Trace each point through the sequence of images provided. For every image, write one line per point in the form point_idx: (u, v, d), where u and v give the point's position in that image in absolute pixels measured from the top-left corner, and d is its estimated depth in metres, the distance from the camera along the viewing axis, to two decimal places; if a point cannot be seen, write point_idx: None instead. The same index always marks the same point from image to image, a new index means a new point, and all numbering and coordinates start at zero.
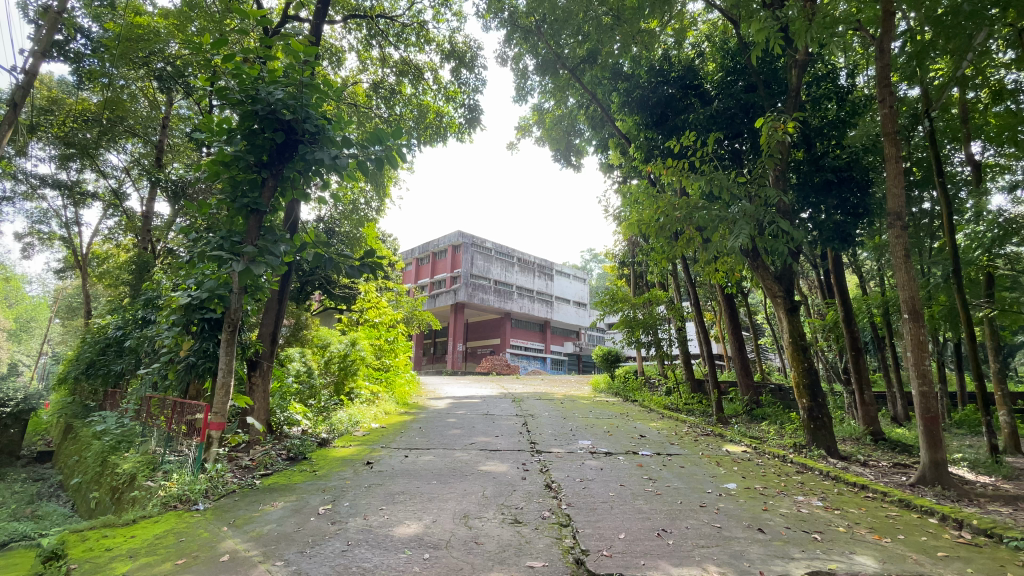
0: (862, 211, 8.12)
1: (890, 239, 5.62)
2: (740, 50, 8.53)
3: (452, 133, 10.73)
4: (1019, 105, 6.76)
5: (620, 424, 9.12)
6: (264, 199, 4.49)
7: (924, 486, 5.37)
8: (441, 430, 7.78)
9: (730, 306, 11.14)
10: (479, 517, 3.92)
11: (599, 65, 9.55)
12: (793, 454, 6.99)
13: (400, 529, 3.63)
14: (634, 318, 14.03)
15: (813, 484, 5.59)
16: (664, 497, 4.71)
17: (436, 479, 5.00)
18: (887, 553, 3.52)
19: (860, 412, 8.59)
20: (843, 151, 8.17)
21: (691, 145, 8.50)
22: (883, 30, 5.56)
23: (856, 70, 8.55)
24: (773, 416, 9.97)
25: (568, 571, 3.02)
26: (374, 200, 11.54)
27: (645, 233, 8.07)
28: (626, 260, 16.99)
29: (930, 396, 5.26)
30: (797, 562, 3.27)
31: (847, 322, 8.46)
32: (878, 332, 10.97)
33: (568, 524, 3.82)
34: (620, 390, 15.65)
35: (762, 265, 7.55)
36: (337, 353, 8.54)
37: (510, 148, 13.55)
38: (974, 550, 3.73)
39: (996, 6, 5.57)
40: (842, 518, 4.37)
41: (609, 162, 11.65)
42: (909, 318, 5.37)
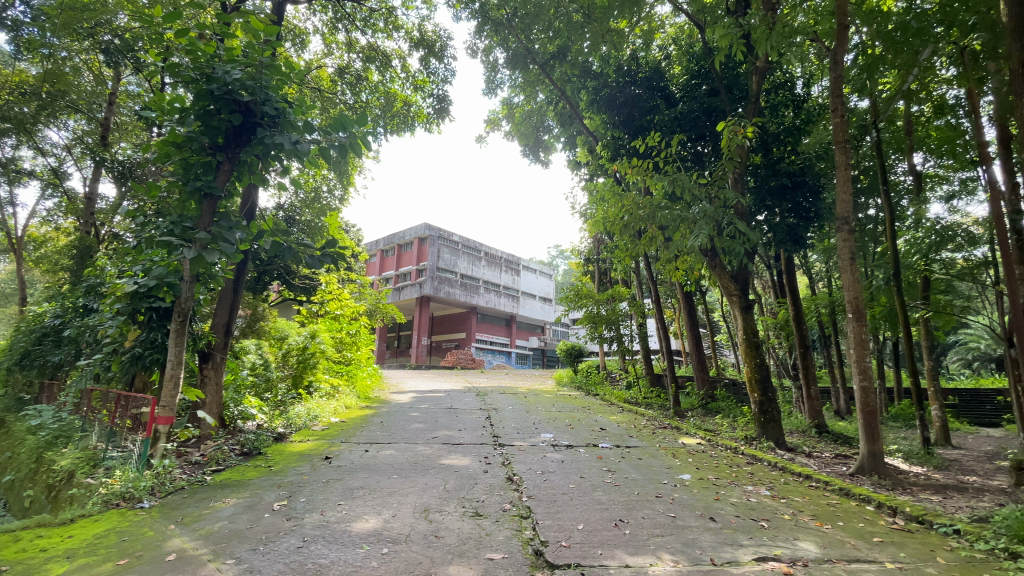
0: (813, 215, 8.54)
1: (838, 242, 5.90)
2: (704, 54, 8.77)
3: (421, 123, 10.62)
4: (958, 120, 7.19)
5: (581, 417, 9.27)
6: (219, 183, 4.29)
7: (862, 476, 5.70)
8: (403, 425, 7.70)
9: (690, 304, 11.48)
10: (439, 510, 3.91)
11: (568, 62, 9.58)
12: (743, 445, 7.29)
13: (359, 524, 3.58)
14: (597, 314, 14.31)
15: (762, 474, 5.87)
16: (622, 488, 4.83)
17: (396, 473, 4.96)
18: (828, 539, 3.73)
19: (807, 405, 9.02)
20: (797, 157, 8.53)
21: (656, 146, 8.70)
22: (838, 42, 5.78)
23: (811, 80, 8.94)
24: (726, 410, 10.36)
25: (526, 562, 3.05)
26: (337, 187, 11.27)
27: (610, 230, 8.22)
28: (592, 257, 17.30)
29: (869, 391, 5.59)
30: (745, 549, 3.42)
31: (797, 320, 8.84)
32: (825, 331, 11.55)
33: (528, 516, 3.86)
34: (583, 385, 15.91)
35: (719, 265, 7.82)
36: (296, 346, 8.32)
37: (479, 141, 13.40)
38: (906, 535, 4.00)
39: (941, 24, 5.88)
40: (787, 506, 4.59)
41: (576, 160, 11.79)
42: (852, 318, 5.65)
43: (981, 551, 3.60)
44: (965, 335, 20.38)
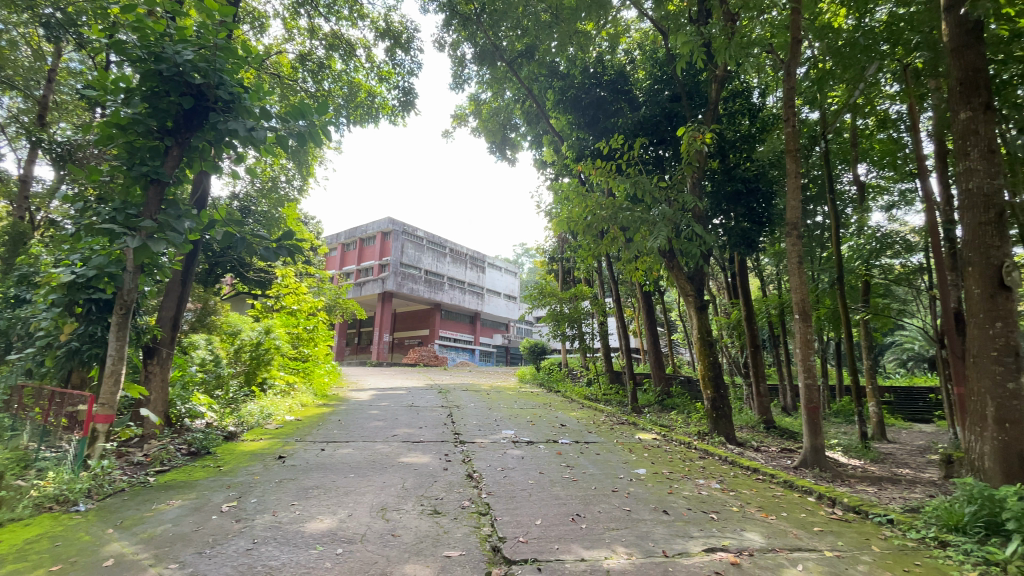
0: (765, 220, 8.92)
1: (787, 246, 6.19)
2: (667, 61, 9.01)
3: (385, 114, 10.45)
4: (899, 135, 7.67)
5: (542, 414, 9.37)
6: (167, 169, 4.07)
7: (805, 468, 6.01)
8: (361, 422, 7.55)
9: (649, 304, 11.78)
10: (397, 509, 3.86)
11: (536, 61, 9.57)
12: (696, 440, 7.56)
13: (312, 525, 3.49)
14: (560, 312, 14.49)
15: (713, 468, 6.10)
16: (580, 483, 4.92)
17: (353, 472, 4.86)
18: (772, 529, 3.92)
19: (756, 402, 9.42)
20: (752, 164, 8.90)
21: (620, 148, 8.90)
22: (791, 55, 6.05)
23: (766, 91, 9.31)
24: (681, 406, 10.72)
25: (484, 559, 3.06)
26: (296, 177, 10.93)
27: (574, 230, 8.34)
28: (556, 256, 17.50)
29: (812, 389, 5.89)
30: (695, 540, 3.55)
31: (748, 320, 9.22)
32: (774, 330, 12.11)
33: (486, 512, 3.87)
34: (545, 382, 16.08)
35: (677, 267, 8.07)
36: (249, 341, 8.04)
37: (445, 136, 13.21)
38: (844, 524, 4.25)
39: (887, 43, 6.24)
40: (735, 499, 4.79)
41: (542, 159, 11.88)
42: (799, 318, 5.94)
43: (912, 540, 3.86)
44: (902, 338, 21.81)
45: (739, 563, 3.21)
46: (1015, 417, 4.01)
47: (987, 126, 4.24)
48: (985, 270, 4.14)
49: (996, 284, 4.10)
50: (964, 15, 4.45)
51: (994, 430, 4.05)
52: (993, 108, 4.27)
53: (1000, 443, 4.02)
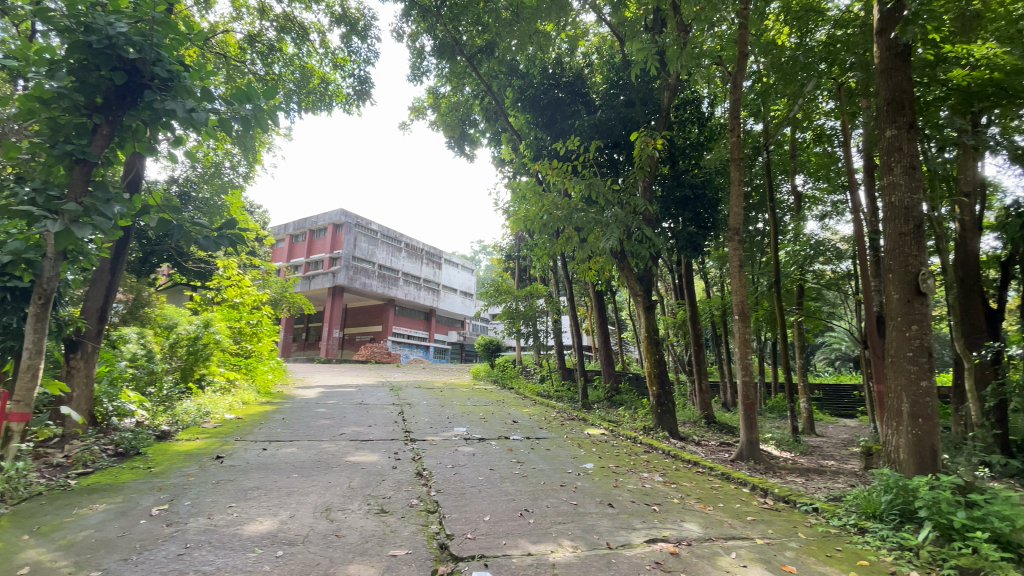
0: (710, 225, 9.35)
1: (730, 250, 6.51)
2: (623, 66, 9.26)
3: (339, 102, 10.15)
4: (833, 149, 8.23)
5: (495, 410, 9.41)
6: (95, 149, 3.76)
7: (741, 461, 6.35)
8: (307, 421, 7.32)
9: (601, 303, 12.05)
10: (342, 509, 3.78)
11: (496, 58, 9.39)
12: (642, 435, 7.82)
13: (251, 527, 3.36)
14: (516, 310, 14.57)
15: (657, 462, 6.34)
16: (529, 478, 4.98)
17: (297, 472, 4.70)
18: (709, 519, 4.13)
19: (699, 398, 9.84)
20: (700, 171, 9.29)
21: (576, 150, 9.09)
22: (738, 68, 6.32)
23: (715, 101, 9.73)
24: (628, 402, 11.06)
25: (430, 557, 3.04)
26: (242, 164, 10.45)
27: (530, 228, 8.40)
28: (512, 253, 17.58)
29: (749, 385, 6.22)
30: (637, 532, 3.68)
31: (693, 321, 9.61)
32: (717, 330, 12.70)
33: (434, 510, 3.85)
34: (499, 378, 16.14)
35: (628, 267, 8.32)
36: (185, 335, 7.61)
37: (402, 128, 12.87)
38: (774, 513, 4.53)
39: (825, 62, 6.65)
40: (677, 491, 5.00)
41: (500, 157, 11.91)
42: (739, 319, 6.26)
43: (835, 526, 4.17)
44: (830, 338, 23.37)
45: (678, 552, 3.35)
46: (927, 413, 4.40)
47: (909, 144, 4.61)
48: (904, 277, 4.51)
49: (913, 290, 4.47)
50: (894, 40, 4.80)
51: (909, 424, 4.44)
52: (915, 128, 4.63)
53: (913, 437, 4.41)
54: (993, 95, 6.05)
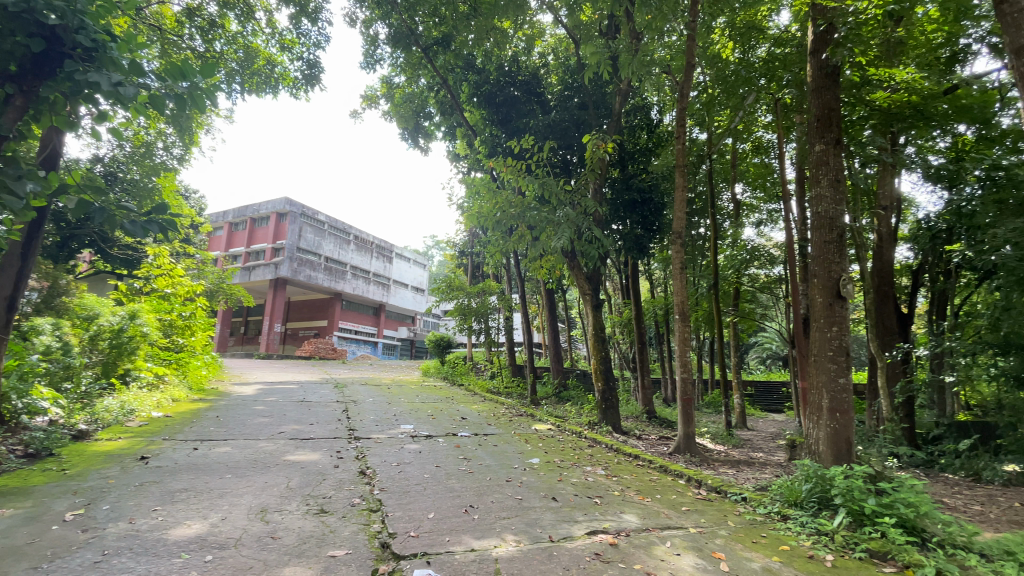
0: (655, 228, 9.70)
1: (672, 252, 6.78)
2: (578, 69, 9.46)
3: (286, 86, 9.77)
4: (770, 160, 8.77)
5: (443, 407, 9.35)
6: (5, 122, 3.26)
7: (678, 454, 6.64)
8: (243, 419, 6.97)
9: (551, 301, 12.22)
10: (279, 510, 3.64)
11: (452, 52, 9.40)
12: (587, 430, 8.02)
13: (178, 531, 3.17)
14: (467, 307, 14.50)
15: (600, 456, 6.51)
16: (475, 475, 4.99)
17: (230, 472, 4.48)
18: (647, 511, 4.30)
19: (641, 394, 10.20)
20: (647, 176, 9.60)
21: (530, 148, 9.17)
22: (685, 77, 6.57)
23: (664, 109, 10.10)
24: (575, 398, 11.31)
25: (371, 557, 2.99)
26: (176, 145, 9.80)
27: (483, 224, 8.39)
28: (466, 250, 17.52)
29: (688, 382, 6.52)
30: (579, 524, 3.78)
31: (638, 319, 9.93)
32: (660, 329, 13.22)
33: (377, 509, 3.78)
34: (448, 375, 16.07)
35: (577, 266, 8.51)
36: (108, 327, 7.04)
37: (353, 117, 12.47)
38: (707, 503, 4.78)
39: (764, 77, 7.05)
40: (617, 484, 5.17)
41: (455, 152, 11.81)
42: (680, 318, 6.55)
43: (761, 514, 4.46)
44: (762, 338, 24.87)
45: (616, 543, 3.48)
46: (844, 407, 4.77)
47: (835, 159, 4.98)
48: (827, 282, 4.87)
49: (835, 294, 4.83)
50: (825, 61, 5.13)
51: (829, 418, 4.80)
52: (840, 144, 5.00)
53: (831, 430, 4.78)
54: (910, 117, 6.63)
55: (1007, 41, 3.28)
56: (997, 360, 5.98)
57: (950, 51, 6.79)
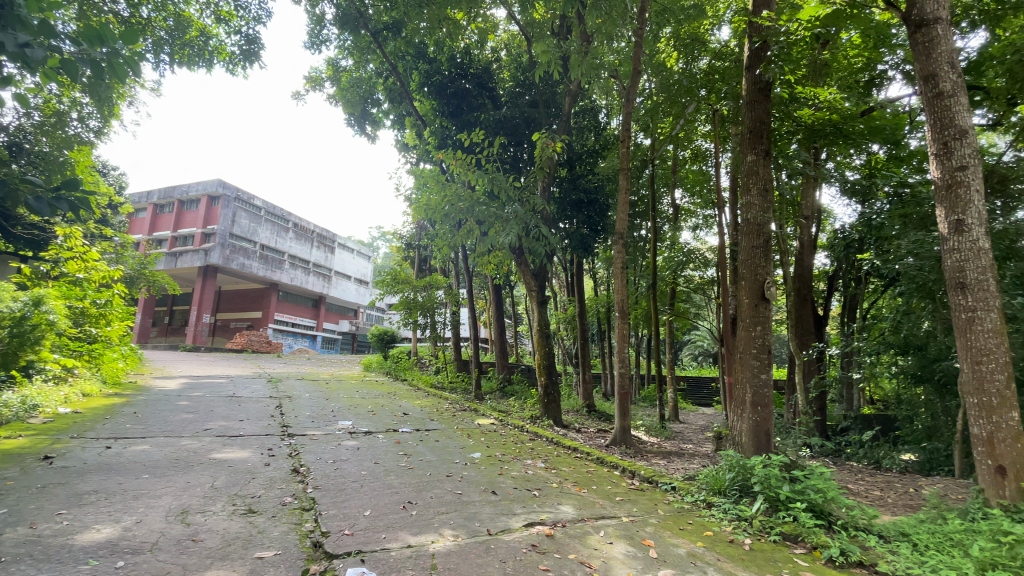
0: (600, 228, 9.98)
1: (615, 252, 6.99)
2: (529, 67, 9.56)
3: (221, 61, 9.15)
4: (707, 168, 9.26)
5: (384, 402, 9.18)
6: None
7: (615, 446, 6.89)
8: (164, 415, 6.51)
9: (499, 297, 12.26)
10: (201, 511, 3.44)
11: (403, 39, 9.18)
12: (528, 424, 8.15)
13: (85, 536, 2.92)
14: (413, 300, 14.23)
15: (540, 449, 6.65)
16: (415, 471, 4.94)
17: (147, 472, 4.18)
18: (583, 501, 4.44)
19: (583, 388, 10.48)
20: (594, 177, 9.84)
21: (480, 143, 9.16)
22: (632, 83, 6.76)
23: (611, 113, 10.41)
24: (519, 393, 11.45)
25: (301, 556, 2.90)
26: (93, 116, 8.93)
27: (431, 217, 8.28)
28: (412, 242, 17.26)
29: (625, 377, 6.77)
30: (517, 517, 3.85)
31: (581, 316, 10.19)
32: (602, 326, 13.63)
33: (310, 508, 3.66)
34: (391, 369, 15.78)
35: (524, 263, 8.61)
36: (8, 314, 6.33)
37: (295, 98, 11.87)
38: (639, 493, 5.01)
39: (705, 88, 7.40)
40: (556, 476, 5.30)
41: (404, 141, 11.56)
42: (620, 316, 6.78)
43: (688, 502, 4.72)
44: (695, 336, 26.24)
45: (552, 534, 3.56)
46: (764, 401, 5.12)
47: (764, 169, 5.32)
48: (753, 284, 5.19)
49: (759, 295, 5.18)
50: (759, 77, 5.44)
51: (751, 412, 5.13)
52: (768, 156, 5.35)
53: (753, 422, 5.13)
54: (830, 134, 7.12)
55: (918, 69, 3.91)
56: (897, 359, 6.65)
57: (868, 75, 7.44)
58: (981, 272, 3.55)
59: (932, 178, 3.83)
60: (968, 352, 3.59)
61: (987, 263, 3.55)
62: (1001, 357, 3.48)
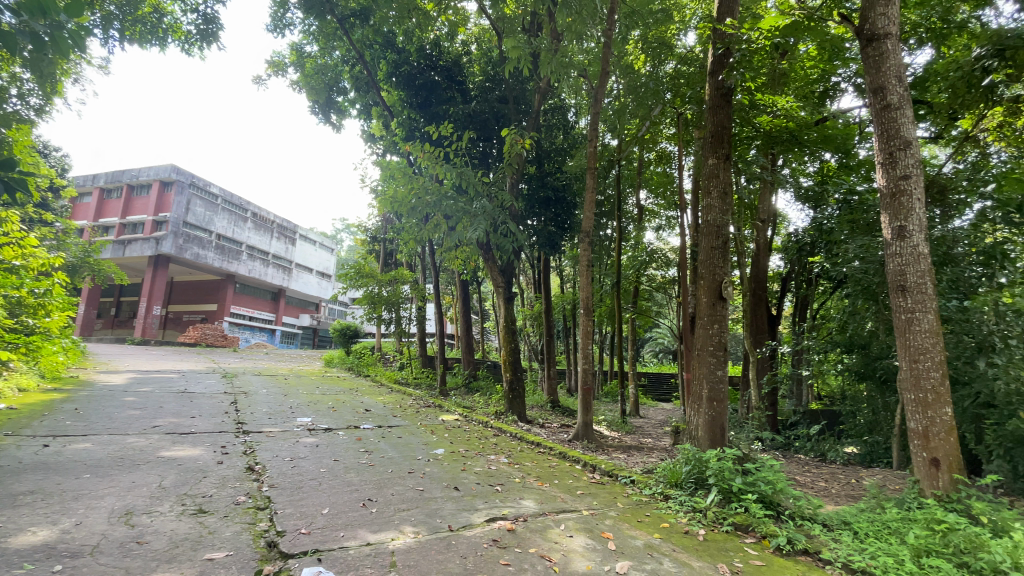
0: (567, 226, 10.07)
1: (581, 250, 7.06)
2: (499, 62, 9.53)
3: (176, 39, 8.69)
4: (670, 170, 9.49)
5: (346, 399, 9.00)
6: None
7: (577, 441, 7.00)
8: (109, 412, 6.17)
9: (466, 292, 12.19)
10: (147, 512, 3.29)
11: (370, 27, 8.99)
12: (493, 420, 8.17)
13: (17, 540, 2.75)
14: (378, 295, 13.99)
15: (504, 444, 6.68)
16: (376, 467, 4.88)
17: (88, 471, 3.96)
18: (545, 496, 4.50)
19: (547, 384, 10.58)
20: (562, 175, 9.92)
21: (449, 136, 9.08)
22: (600, 83, 6.81)
23: (580, 112, 10.52)
24: (484, 388, 11.48)
25: (255, 557, 2.82)
26: (32, 92, 8.32)
27: (397, 210, 8.13)
28: (378, 236, 17.00)
29: (589, 373, 6.88)
30: (479, 512, 3.86)
31: (547, 313, 10.27)
32: (568, 323, 13.80)
33: (265, 507, 3.56)
34: (354, 365, 15.49)
35: (491, 259, 8.59)
36: None
37: (256, 82, 11.41)
38: (600, 487, 5.11)
39: (671, 92, 7.56)
40: (519, 471, 5.34)
41: (370, 132, 11.32)
42: (585, 313, 6.87)
43: (646, 495, 4.86)
44: (657, 333, 26.93)
45: (514, 528, 3.59)
46: (720, 397, 5.30)
47: (724, 172, 5.48)
48: (711, 284, 5.36)
49: (717, 295, 5.35)
50: (722, 82, 5.60)
51: (707, 407, 5.30)
52: (729, 160, 5.51)
53: (709, 417, 5.30)
54: (787, 141, 7.36)
55: (869, 81, 4.12)
56: (843, 357, 7.01)
57: (823, 86, 7.71)
58: (920, 276, 3.78)
59: (879, 186, 4.04)
60: (907, 351, 3.82)
61: (925, 267, 3.78)
62: (936, 356, 3.71)
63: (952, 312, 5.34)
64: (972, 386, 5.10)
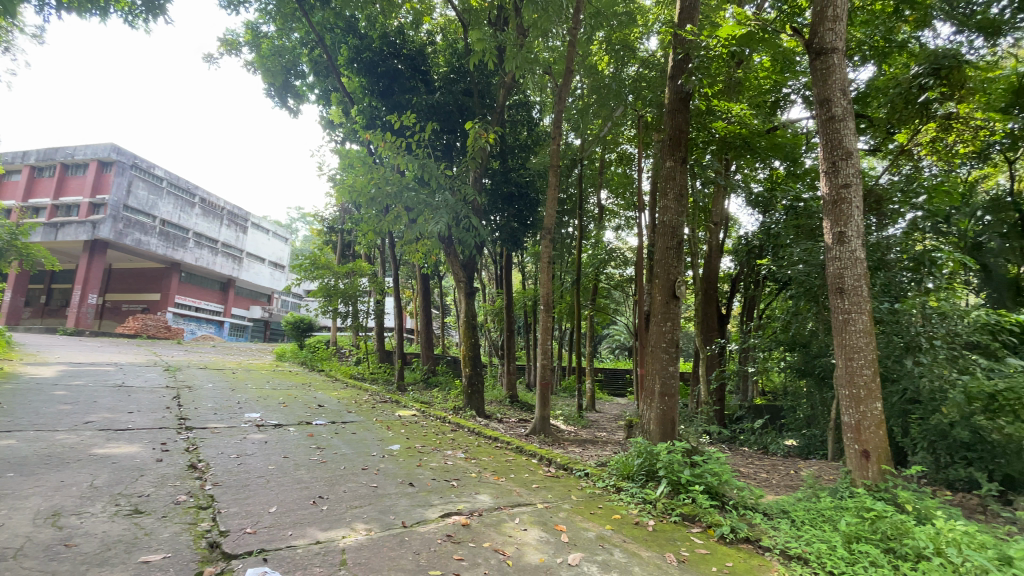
0: (529, 222, 10.12)
1: (542, 247, 7.11)
2: (464, 54, 9.44)
3: (118, 9, 8.10)
4: (630, 171, 9.71)
5: (298, 394, 8.74)
6: None
7: (534, 435, 7.08)
8: (36, 407, 5.75)
9: (426, 286, 12.06)
10: (77, 513, 3.09)
11: (331, 9, 8.71)
12: (451, 415, 8.14)
13: None
14: (334, 287, 13.64)
15: (461, 439, 6.68)
16: (328, 464, 4.77)
17: (10, 470, 3.68)
18: (500, 490, 4.53)
19: (506, 379, 10.64)
20: (526, 171, 9.95)
21: (411, 126, 8.95)
22: (564, 81, 6.84)
23: (544, 109, 10.59)
24: (443, 383, 11.43)
25: (195, 558, 2.70)
26: None
27: (356, 199, 7.93)
28: (337, 226, 16.59)
29: (547, 368, 6.96)
30: (433, 508, 3.84)
31: (507, 309, 10.31)
32: (527, 318, 13.90)
33: (208, 506, 3.42)
34: (308, 359, 15.05)
35: (452, 254, 8.53)
36: None
37: (206, 60, 10.81)
38: (554, 480, 5.19)
39: (632, 94, 7.72)
40: (475, 466, 5.36)
41: (329, 118, 10.98)
42: (544, 309, 6.94)
43: (599, 488, 4.97)
44: (614, 329, 27.54)
45: (468, 523, 3.60)
46: (671, 392, 5.48)
47: (681, 175, 5.65)
48: (666, 283, 5.53)
49: (671, 293, 5.52)
50: (681, 87, 5.74)
51: (659, 401, 5.47)
52: (685, 163, 5.68)
53: (660, 411, 5.46)
54: (739, 147, 7.62)
55: (817, 93, 4.32)
56: (785, 355, 7.40)
57: (775, 96, 8.12)
58: (856, 279, 4.02)
59: (822, 193, 4.26)
60: (843, 349, 4.06)
61: (861, 271, 4.03)
62: (868, 355, 3.96)
63: (884, 314, 5.67)
64: (899, 383, 5.56)
